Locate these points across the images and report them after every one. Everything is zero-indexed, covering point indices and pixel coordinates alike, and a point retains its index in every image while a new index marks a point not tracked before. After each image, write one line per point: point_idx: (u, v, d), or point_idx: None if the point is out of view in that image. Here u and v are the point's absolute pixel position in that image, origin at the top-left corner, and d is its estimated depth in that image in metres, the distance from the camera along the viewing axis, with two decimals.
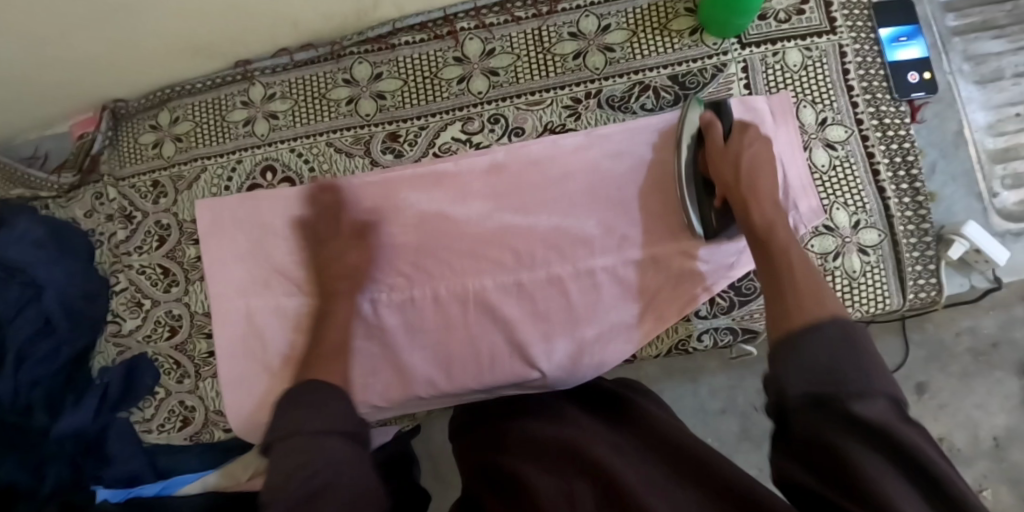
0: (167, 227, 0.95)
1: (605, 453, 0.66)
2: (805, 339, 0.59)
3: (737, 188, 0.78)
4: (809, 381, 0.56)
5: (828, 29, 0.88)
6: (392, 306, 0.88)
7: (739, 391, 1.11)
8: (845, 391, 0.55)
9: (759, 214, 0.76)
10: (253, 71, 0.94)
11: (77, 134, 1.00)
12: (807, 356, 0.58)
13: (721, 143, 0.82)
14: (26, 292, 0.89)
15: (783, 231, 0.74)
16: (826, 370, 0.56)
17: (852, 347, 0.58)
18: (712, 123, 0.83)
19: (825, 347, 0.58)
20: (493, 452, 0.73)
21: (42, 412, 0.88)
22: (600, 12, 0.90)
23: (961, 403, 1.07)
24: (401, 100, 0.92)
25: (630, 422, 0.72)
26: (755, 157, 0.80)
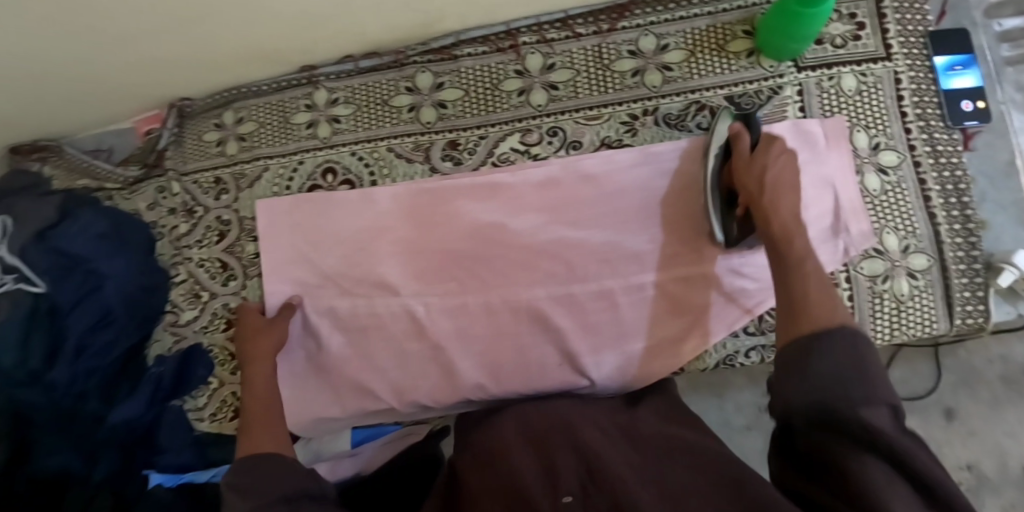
0: (228, 222, 0.97)
1: (604, 449, 0.72)
2: (815, 347, 0.67)
3: (760, 200, 0.78)
4: (814, 390, 0.63)
5: (884, 56, 0.89)
6: (445, 311, 0.90)
7: (765, 409, 1.13)
8: (853, 398, 0.62)
9: (778, 223, 0.78)
10: (318, 76, 0.97)
11: (142, 129, 1.04)
12: (818, 366, 0.65)
13: (748, 156, 0.82)
14: (87, 282, 0.91)
15: (800, 239, 0.77)
16: (831, 377, 0.64)
17: (858, 356, 0.65)
18: (740, 134, 0.83)
19: (836, 354, 0.66)
20: (496, 434, 0.79)
21: (95, 398, 0.90)
22: (659, 31, 0.92)
23: (991, 431, 1.08)
24: (461, 110, 0.94)
25: (639, 425, 0.78)
26: (781, 172, 0.79)
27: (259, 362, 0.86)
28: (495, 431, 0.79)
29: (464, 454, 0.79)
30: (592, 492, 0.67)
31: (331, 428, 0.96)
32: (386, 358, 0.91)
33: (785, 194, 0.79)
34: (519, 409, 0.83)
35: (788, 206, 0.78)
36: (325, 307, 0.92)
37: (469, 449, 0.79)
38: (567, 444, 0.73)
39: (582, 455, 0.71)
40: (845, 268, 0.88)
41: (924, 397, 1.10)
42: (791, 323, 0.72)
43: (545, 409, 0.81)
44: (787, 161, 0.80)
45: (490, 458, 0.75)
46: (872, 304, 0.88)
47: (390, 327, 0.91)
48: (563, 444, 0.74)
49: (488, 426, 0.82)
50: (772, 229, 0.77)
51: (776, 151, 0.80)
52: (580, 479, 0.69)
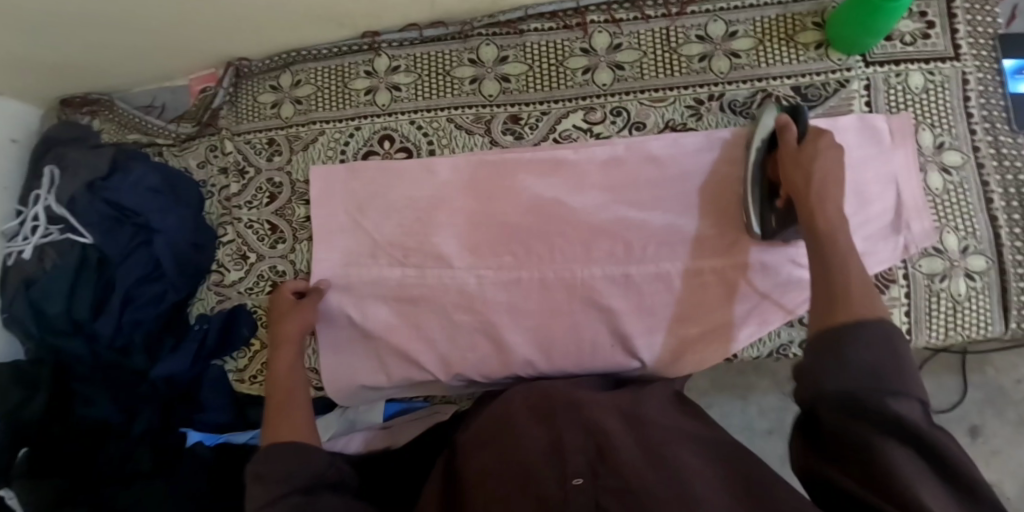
0: (279, 185, 0.96)
1: (613, 431, 0.70)
2: (850, 338, 0.64)
3: (806, 191, 0.77)
4: (847, 380, 0.62)
5: (952, 56, 0.90)
6: (498, 285, 0.89)
7: (790, 413, 1.12)
8: (883, 391, 0.61)
9: (822, 215, 0.75)
10: (380, 42, 0.96)
11: (197, 89, 1.02)
12: (851, 356, 0.63)
13: (795, 147, 0.80)
14: (138, 234, 0.91)
15: (844, 236, 0.74)
16: (865, 371, 0.62)
17: (890, 351, 0.63)
18: (787, 126, 0.81)
19: (868, 350, 0.63)
20: (500, 417, 0.74)
21: (141, 354, 0.88)
22: (729, 18, 0.92)
23: (1016, 452, 1.08)
24: (524, 84, 0.94)
25: (644, 403, 0.76)
26: (828, 166, 0.78)
27: (282, 345, 0.84)
28: (499, 413, 0.75)
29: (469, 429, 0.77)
30: (602, 474, 0.65)
31: (370, 398, 0.95)
32: (435, 329, 0.90)
33: (832, 186, 0.77)
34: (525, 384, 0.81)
35: (835, 201, 0.76)
36: (374, 276, 0.91)
37: (475, 424, 0.77)
38: (575, 422, 0.71)
39: (592, 433, 0.70)
40: (903, 264, 0.88)
41: (949, 412, 1.09)
42: (827, 314, 0.69)
43: (550, 384, 0.79)
44: (835, 157, 0.79)
45: (497, 430, 0.73)
46: (928, 303, 0.88)
47: (441, 299, 0.90)
48: (572, 422, 0.72)
49: (490, 405, 0.80)
50: (816, 221, 0.75)
51: (826, 144, 0.79)
52: (587, 459, 0.67)
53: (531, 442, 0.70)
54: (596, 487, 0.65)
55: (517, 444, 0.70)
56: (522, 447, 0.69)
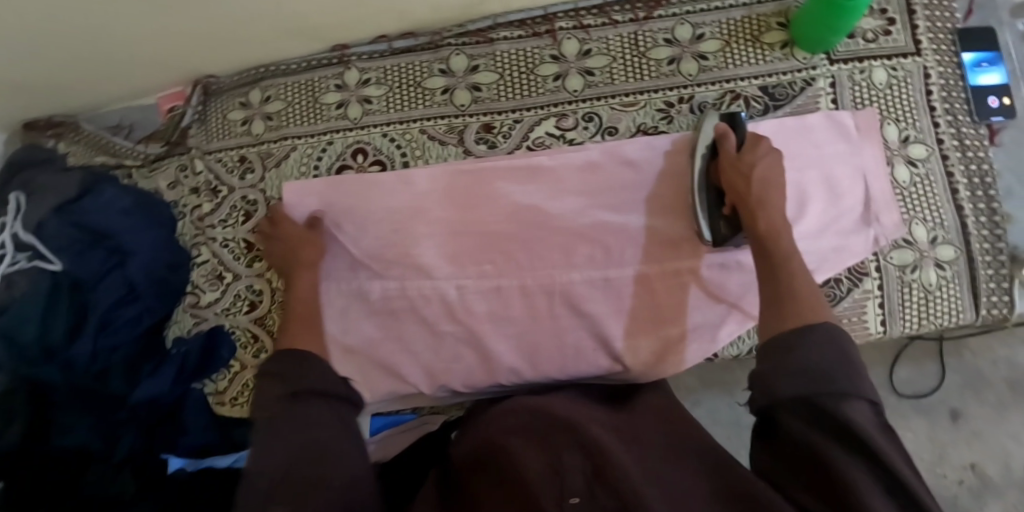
0: (253, 202, 0.95)
1: (609, 445, 0.70)
2: (797, 344, 0.66)
3: (747, 199, 0.78)
4: (800, 386, 0.62)
5: (914, 51, 0.92)
6: (480, 294, 0.89)
7: None
8: (834, 396, 0.61)
9: (765, 221, 0.77)
10: (349, 55, 0.96)
11: (165, 107, 1.01)
12: (803, 357, 0.64)
13: (734, 154, 0.82)
14: (112, 257, 0.89)
15: (787, 239, 0.76)
16: (816, 377, 0.63)
17: (839, 354, 0.64)
18: (726, 134, 0.83)
19: (819, 354, 0.64)
20: (492, 440, 0.74)
21: (121, 377, 0.86)
22: (695, 20, 0.93)
23: (996, 432, 1.10)
24: (496, 93, 0.94)
25: (636, 422, 0.77)
26: (768, 170, 0.80)
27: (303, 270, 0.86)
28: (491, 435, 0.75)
29: (463, 443, 0.78)
30: (599, 492, 0.65)
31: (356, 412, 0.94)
32: (419, 340, 0.90)
33: (773, 189, 0.79)
34: (518, 398, 0.82)
35: (776, 205, 0.78)
36: (354, 289, 0.91)
37: (468, 443, 0.77)
38: (570, 439, 0.71)
39: (587, 447, 0.70)
40: (875, 257, 0.89)
41: (929, 397, 1.11)
42: (779, 318, 0.69)
43: (530, 400, 0.80)
44: (773, 159, 0.81)
45: (487, 449, 0.73)
46: (901, 293, 0.89)
47: (422, 309, 0.89)
48: (567, 440, 0.72)
49: (479, 425, 0.80)
50: (759, 226, 0.77)
51: (763, 149, 0.81)
52: (586, 479, 0.67)
53: (529, 456, 0.69)
54: (592, 504, 0.64)
55: (513, 459, 0.69)
56: (518, 460, 0.69)
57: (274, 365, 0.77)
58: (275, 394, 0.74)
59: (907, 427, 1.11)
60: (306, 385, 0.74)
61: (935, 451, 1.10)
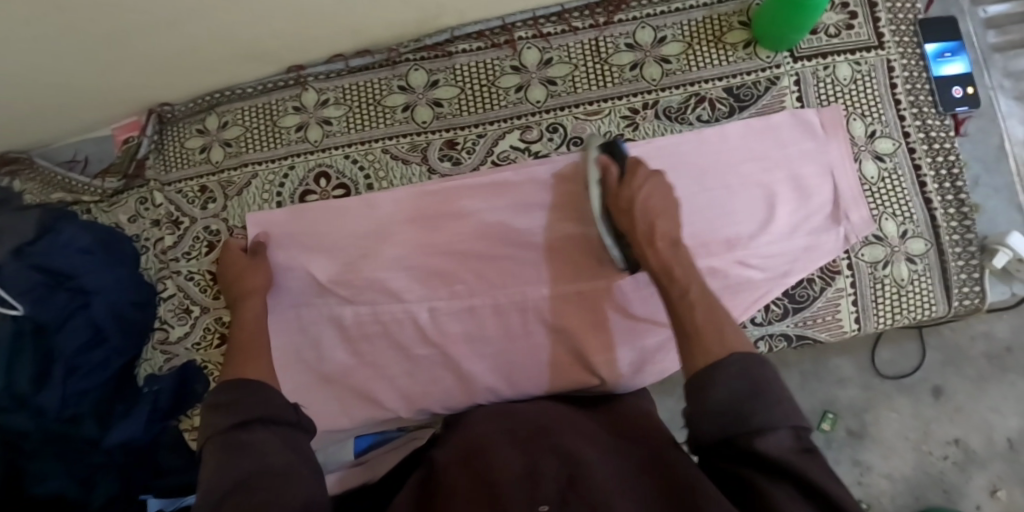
0: (217, 232, 0.93)
1: (591, 459, 0.67)
2: (711, 379, 0.63)
3: (640, 235, 0.78)
4: (715, 423, 0.61)
5: (877, 44, 0.91)
6: (454, 314, 0.88)
7: None
8: (748, 429, 0.59)
9: (657, 255, 0.77)
10: (306, 76, 0.94)
11: (121, 138, 0.98)
12: (711, 393, 0.62)
13: (620, 186, 0.82)
14: (74, 299, 0.85)
15: (681, 268, 0.75)
16: (723, 412, 0.60)
17: (748, 377, 0.62)
18: (608, 166, 0.83)
19: (730, 385, 0.62)
20: (478, 447, 0.71)
21: (92, 423, 0.84)
22: (656, 23, 0.92)
23: (977, 405, 1.10)
24: (458, 108, 0.93)
25: (620, 435, 0.74)
26: (649, 198, 0.80)
27: (249, 296, 0.84)
28: (479, 443, 0.72)
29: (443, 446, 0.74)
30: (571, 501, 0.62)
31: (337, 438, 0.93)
32: (394, 365, 0.89)
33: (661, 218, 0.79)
34: (493, 406, 0.81)
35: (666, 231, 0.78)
36: (326, 315, 0.89)
37: (451, 443, 0.74)
38: (552, 449, 0.69)
39: (569, 458, 0.67)
40: (847, 255, 0.89)
41: (911, 376, 1.12)
42: (693, 357, 0.67)
43: (499, 408, 0.79)
44: (654, 185, 0.81)
45: (471, 453, 0.70)
46: (874, 290, 0.89)
47: (396, 333, 0.89)
48: (552, 451, 0.69)
49: (462, 427, 0.77)
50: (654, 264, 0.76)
51: (642, 177, 0.81)
52: (559, 487, 0.64)
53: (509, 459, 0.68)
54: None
55: (489, 460, 0.68)
56: (496, 464, 0.67)
57: (214, 394, 0.73)
58: (218, 422, 0.70)
59: (892, 407, 1.11)
60: (246, 408, 0.71)
61: (920, 428, 1.11)
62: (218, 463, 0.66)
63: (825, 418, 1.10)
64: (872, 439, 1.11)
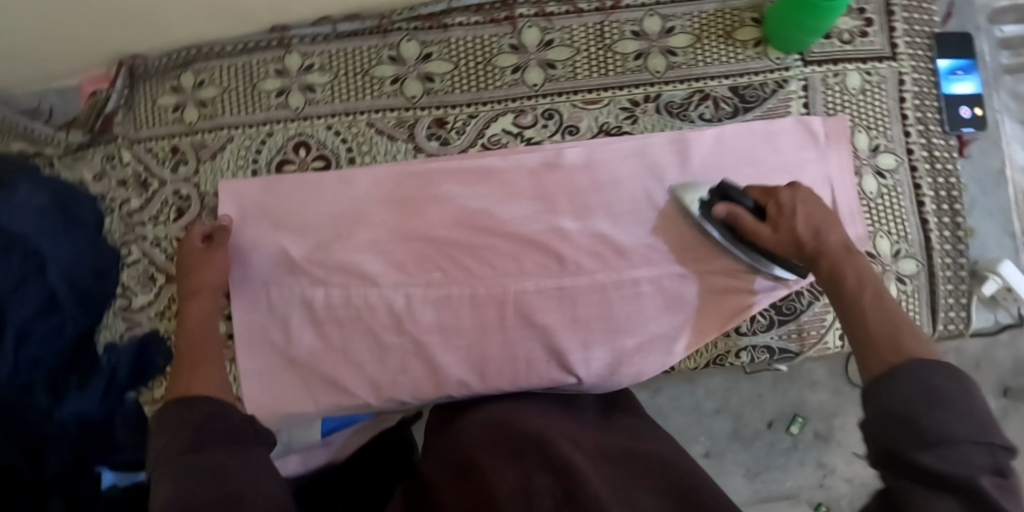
0: (186, 198, 0.89)
1: (584, 468, 0.66)
2: (887, 383, 0.59)
3: (804, 250, 0.74)
4: (890, 433, 0.55)
5: (890, 55, 0.88)
6: (427, 303, 0.85)
7: (733, 391, 1.14)
8: (927, 436, 0.53)
9: (825, 260, 0.73)
10: (290, 38, 0.89)
11: (88, 90, 0.92)
12: (895, 398, 0.57)
13: (760, 224, 0.77)
14: (28, 263, 0.81)
15: (856, 268, 0.71)
16: (903, 412, 0.55)
17: (936, 384, 0.56)
18: (736, 214, 0.78)
19: (905, 389, 0.57)
20: (468, 456, 0.71)
21: (44, 394, 0.81)
22: (665, 12, 0.88)
23: None
24: (450, 84, 0.88)
25: (607, 440, 0.75)
26: (812, 213, 0.76)
27: (199, 293, 0.83)
28: (463, 453, 0.72)
29: (433, 458, 0.75)
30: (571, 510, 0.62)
31: (301, 420, 0.90)
32: (364, 351, 0.86)
33: (831, 229, 0.74)
34: (482, 411, 0.81)
35: (836, 239, 0.74)
36: (296, 294, 0.86)
37: (437, 453, 0.76)
38: (544, 459, 0.67)
39: (559, 468, 0.66)
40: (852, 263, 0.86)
41: None
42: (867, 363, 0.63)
43: (500, 416, 0.78)
44: (804, 200, 0.77)
45: (464, 466, 0.70)
46: None
47: (369, 318, 0.85)
48: (538, 457, 0.68)
49: (455, 434, 0.77)
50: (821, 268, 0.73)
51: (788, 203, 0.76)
52: (555, 502, 0.63)
53: (492, 464, 0.68)
54: None
55: (484, 476, 0.66)
56: (490, 477, 0.66)
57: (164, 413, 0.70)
58: (172, 444, 0.66)
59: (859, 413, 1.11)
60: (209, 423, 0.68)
61: None
62: (172, 486, 0.61)
63: (793, 422, 1.14)
64: (832, 440, 1.15)
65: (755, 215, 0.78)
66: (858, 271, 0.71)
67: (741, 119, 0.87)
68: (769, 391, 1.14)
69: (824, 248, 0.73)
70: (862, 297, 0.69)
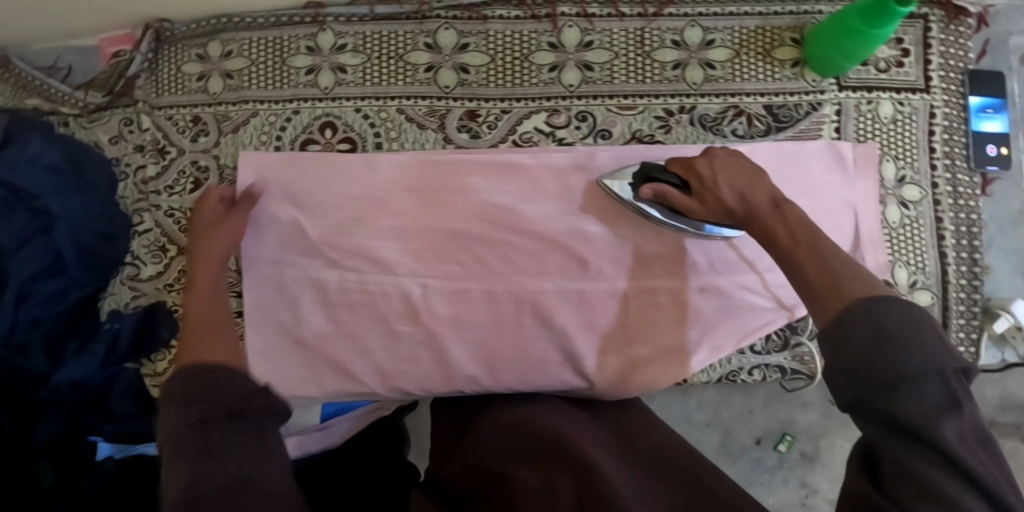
0: (205, 169, 0.86)
1: (605, 467, 0.66)
2: (839, 330, 0.53)
3: (737, 213, 0.69)
4: (851, 383, 0.51)
5: (923, 87, 0.88)
6: (444, 295, 0.84)
7: (724, 405, 1.15)
8: (883, 381, 0.49)
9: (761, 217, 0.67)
10: (325, 16, 0.86)
11: (108, 51, 0.89)
12: (848, 348, 0.52)
13: (686, 196, 0.74)
14: (35, 221, 0.79)
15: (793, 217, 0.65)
16: (859, 359, 0.51)
17: (888, 323, 0.51)
18: (663, 191, 0.76)
19: (854, 338, 0.52)
20: (489, 460, 0.69)
21: (41, 357, 0.79)
22: (707, 24, 0.87)
23: None
24: (485, 77, 0.87)
25: (627, 437, 0.75)
26: (731, 177, 0.71)
27: (205, 257, 0.76)
28: (485, 457, 0.70)
29: (447, 465, 0.74)
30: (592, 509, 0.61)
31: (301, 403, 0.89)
32: (375, 339, 0.84)
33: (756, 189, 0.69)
34: (494, 416, 0.80)
35: (762, 195, 0.69)
36: (310, 276, 0.84)
37: (451, 460, 0.74)
38: (564, 458, 0.67)
39: (581, 467, 0.65)
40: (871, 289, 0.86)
41: None
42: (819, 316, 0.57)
43: (514, 416, 0.78)
44: (723, 167, 0.73)
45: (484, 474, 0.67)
46: None
47: (383, 306, 0.84)
48: (560, 458, 0.68)
49: (471, 438, 0.77)
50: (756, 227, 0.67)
51: (711, 172, 0.73)
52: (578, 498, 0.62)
53: (516, 469, 0.67)
54: None
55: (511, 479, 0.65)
56: (517, 477, 0.65)
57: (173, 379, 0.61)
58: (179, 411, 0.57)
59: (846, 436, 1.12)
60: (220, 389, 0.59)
61: None
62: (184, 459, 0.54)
63: (781, 440, 1.14)
64: (819, 461, 1.15)
65: (681, 190, 0.76)
66: (788, 222, 0.65)
67: (773, 137, 0.87)
68: (760, 408, 1.15)
69: (752, 208, 0.68)
70: (795, 248, 0.62)
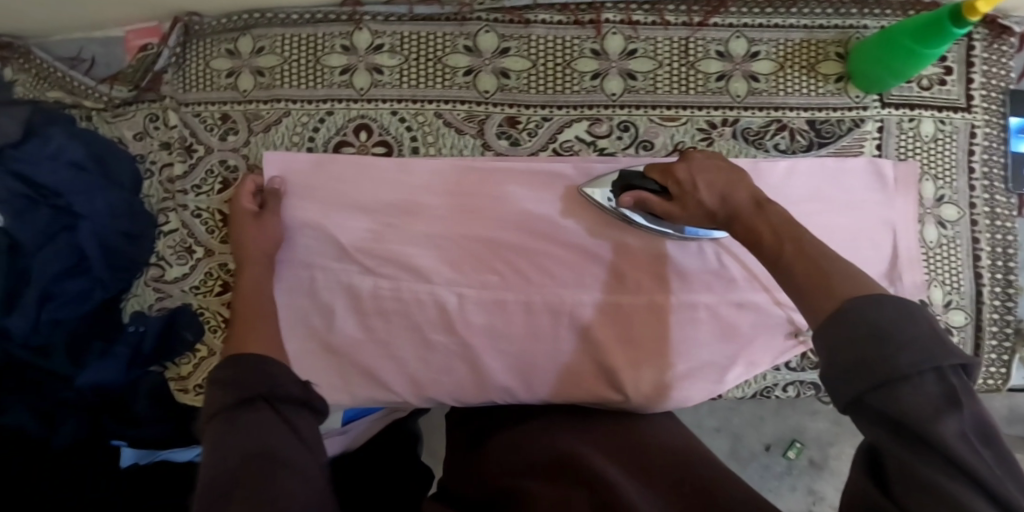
0: (234, 168, 0.83)
1: (618, 480, 0.64)
2: (830, 331, 0.50)
3: (717, 213, 0.65)
4: (846, 380, 0.48)
5: (964, 106, 0.88)
6: (479, 305, 0.83)
7: (737, 411, 1.14)
8: (880, 381, 0.46)
9: (745, 216, 0.63)
10: (362, 14, 0.83)
11: (135, 43, 0.85)
12: (837, 351, 0.48)
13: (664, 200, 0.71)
14: (60, 218, 0.78)
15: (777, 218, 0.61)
16: (851, 360, 0.47)
17: (880, 321, 0.48)
18: (641, 199, 0.73)
19: (844, 339, 0.48)
20: (511, 474, 0.69)
21: (63, 358, 0.78)
22: (752, 36, 0.85)
23: None
24: (526, 83, 0.84)
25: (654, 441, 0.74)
26: (711, 176, 0.67)
27: (252, 256, 0.78)
28: (507, 470, 0.70)
29: (472, 476, 0.73)
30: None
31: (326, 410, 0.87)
32: (406, 347, 0.83)
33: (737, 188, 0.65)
34: (517, 429, 0.80)
35: (743, 195, 0.65)
36: (342, 281, 0.82)
37: (474, 470, 0.74)
38: (577, 471, 0.66)
39: (591, 478, 0.64)
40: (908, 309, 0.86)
41: None
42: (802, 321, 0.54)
43: (542, 428, 0.78)
44: (701, 168, 0.69)
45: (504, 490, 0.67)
46: None
47: (415, 314, 0.82)
48: (575, 470, 0.67)
49: (495, 447, 0.76)
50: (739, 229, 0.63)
51: (689, 173, 0.68)
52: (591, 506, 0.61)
53: (529, 482, 0.67)
54: None
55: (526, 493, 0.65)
56: (533, 490, 0.65)
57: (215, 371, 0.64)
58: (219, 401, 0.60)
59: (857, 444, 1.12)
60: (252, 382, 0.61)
61: None
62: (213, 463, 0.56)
63: (791, 446, 1.14)
64: (830, 470, 1.15)
65: (660, 195, 0.72)
66: (773, 224, 0.61)
67: (815, 153, 0.86)
68: (771, 415, 1.15)
69: (735, 208, 0.64)
70: (779, 248, 0.59)
